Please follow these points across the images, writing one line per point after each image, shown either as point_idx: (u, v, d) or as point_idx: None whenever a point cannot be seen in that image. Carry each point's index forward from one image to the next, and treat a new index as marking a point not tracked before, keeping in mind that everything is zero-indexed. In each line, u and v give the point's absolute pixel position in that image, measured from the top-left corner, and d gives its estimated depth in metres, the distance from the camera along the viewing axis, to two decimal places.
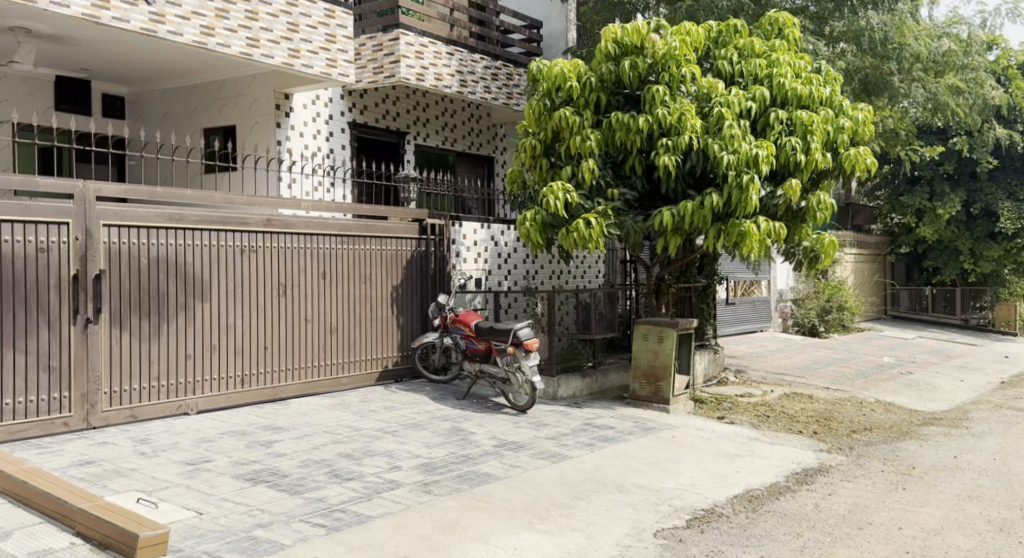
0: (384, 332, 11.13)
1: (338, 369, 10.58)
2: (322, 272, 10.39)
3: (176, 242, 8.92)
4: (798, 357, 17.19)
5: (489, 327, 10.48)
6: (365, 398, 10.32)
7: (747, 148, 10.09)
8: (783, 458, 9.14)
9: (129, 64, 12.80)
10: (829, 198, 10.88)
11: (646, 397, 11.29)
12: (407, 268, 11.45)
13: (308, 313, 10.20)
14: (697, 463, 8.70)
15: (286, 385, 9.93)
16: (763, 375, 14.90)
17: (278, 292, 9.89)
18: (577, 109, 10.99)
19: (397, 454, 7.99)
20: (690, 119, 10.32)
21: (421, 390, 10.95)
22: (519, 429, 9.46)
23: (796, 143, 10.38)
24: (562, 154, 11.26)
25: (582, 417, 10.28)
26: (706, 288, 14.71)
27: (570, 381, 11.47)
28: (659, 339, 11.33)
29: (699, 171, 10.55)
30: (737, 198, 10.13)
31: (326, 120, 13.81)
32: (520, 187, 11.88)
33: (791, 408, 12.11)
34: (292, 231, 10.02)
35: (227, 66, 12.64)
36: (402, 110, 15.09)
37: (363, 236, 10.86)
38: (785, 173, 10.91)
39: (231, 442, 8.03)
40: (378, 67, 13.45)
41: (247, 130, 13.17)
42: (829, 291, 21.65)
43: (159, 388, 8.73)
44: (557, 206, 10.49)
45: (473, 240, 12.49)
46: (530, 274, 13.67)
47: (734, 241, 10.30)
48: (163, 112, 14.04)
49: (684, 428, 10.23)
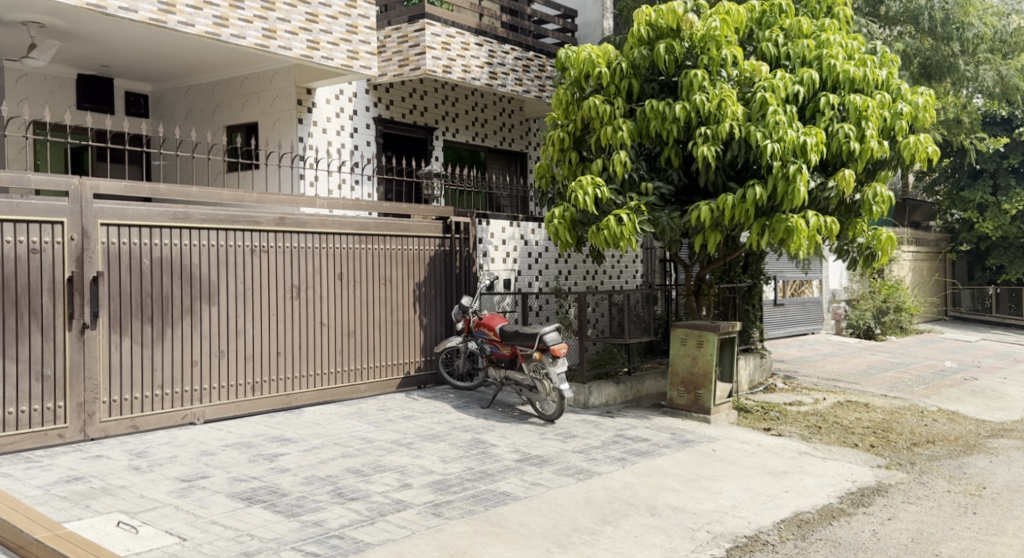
0: (405, 335, 10.57)
1: (357, 376, 10.03)
2: (339, 274, 9.86)
3: (181, 242, 8.40)
4: (853, 361, 16.21)
5: (514, 331, 9.83)
6: (385, 406, 9.74)
7: (794, 136, 9.30)
8: (836, 476, 8.37)
9: (148, 60, 12.40)
10: (886, 190, 10.02)
11: (684, 406, 10.55)
12: (430, 269, 10.89)
13: (324, 317, 9.68)
14: (740, 481, 7.95)
15: (301, 393, 9.39)
16: (814, 381, 14.00)
17: (292, 294, 9.36)
18: (607, 98, 10.31)
19: (409, 470, 7.38)
20: (731, 106, 9.58)
21: (444, 398, 10.35)
22: (545, 441, 8.80)
23: (850, 129, 9.56)
24: (593, 147, 10.58)
25: (615, 428, 9.59)
26: (751, 288, 13.90)
27: (603, 388, 10.76)
28: (699, 343, 10.53)
29: (741, 162, 9.77)
30: (783, 191, 9.36)
31: (350, 115, 13.29)
32: (549, 182, 11.23)
33: (845, 419, 11.23)
34: (306, 229, 9.50)
35: (248, 60, 12.17)
36: (431, 105, 14.52)
37: (382, 234, 10.32)
38: (837, 164, 10.06)
39: (233, 456, 7.47)
40: (403, 59, 12.89)
41: (269, 126, 12.70)
42: (886, 291, 20.55)
43: (163, 397, 8.21)
44: (586, 201, 9.84)
45: (501, 239, 11.88)
46: (562, 274, 13.03)
47: (780, 237, 9.49)
48: (186, 110, 13.63)
49: (726, 440, 9.48)
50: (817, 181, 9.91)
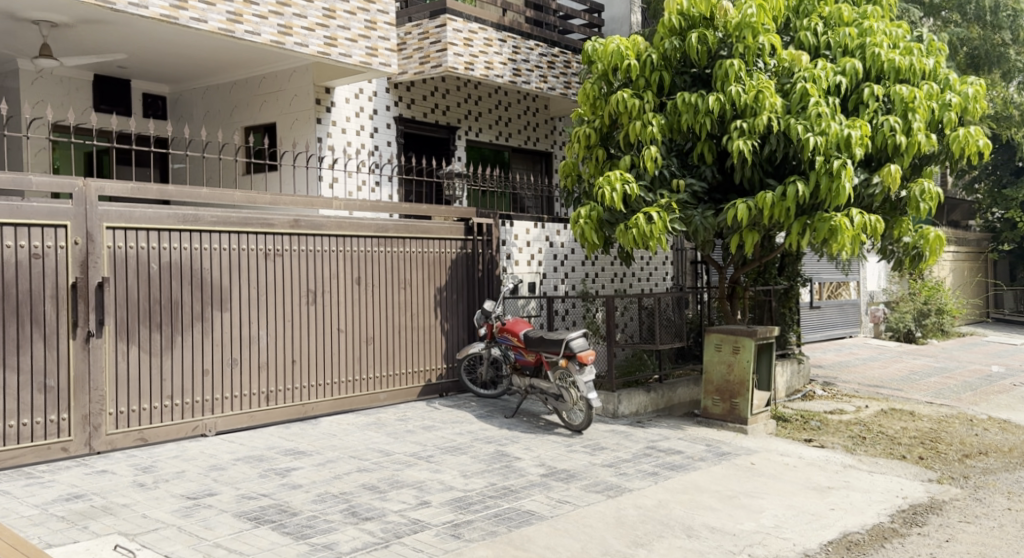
0: (425, 341, 10.21)
1: (376, 384, 9.66)
2: (357, 278, 9.50)
3: (192, 246, 8.03)
4: (894, 366, 15.57)
5: (538, 337, 9.39)
6: (404, 416, 9.34)
7: (837, 128, 8.84)
8: (886, 493, 7.91)
9: (163, 60, 12.09)
10: (934, 187, 9.47)
11: (720, 415, 10.04)
12: (450, 272, 10.54)
13: (342, 323, 9.31)
14: (782, 498, 7.49)
15: (317, 402, 9.02)
16: (854, 388, 13.42)
17: (309, 299, 9.00)
18: (636, 92, 9.87)
19: (428, 486, 6.97)
20: (769, 98, 9.09)
21: (466, 407, 9.95)
22: (573, 454, 8.35)
23: (896, 122, 9.09)
24: (621, 143, 10.14)
25: (646, 439, 9.13)
26: (788, 291, 13.33)
27: (633, 396, 10.29)
28: (735, 350, 10.01)
29: (779, 157, 9.29)
30: (826, 187, 8.90)
31: (370, 115, 12.94)
32: (576, 181, 10.81)
33: (890, 428, 10.75)
34: (323, 232, 9.14)
35: (265, 58, 11.83)
36: (453, 103, 14.13)
37: (401, 237, 9.97)
38: (882, 159, 9.55)
39: (244, 470, 7.08)
40: (424, 57, 12.52)
41: (287, 127, 12.38)
42: (926, 292, 19.82)
43: (172, 408, 7.85)
44: (614, 198, 9.42)
45: (524, 241, 11.53)
46: (589, 277, 12.62)
47: (823, 237, 8.99)
48: (204, 111, 13.34)
49: (764, 452, 8.99)
50: (861, 177, 9.41)
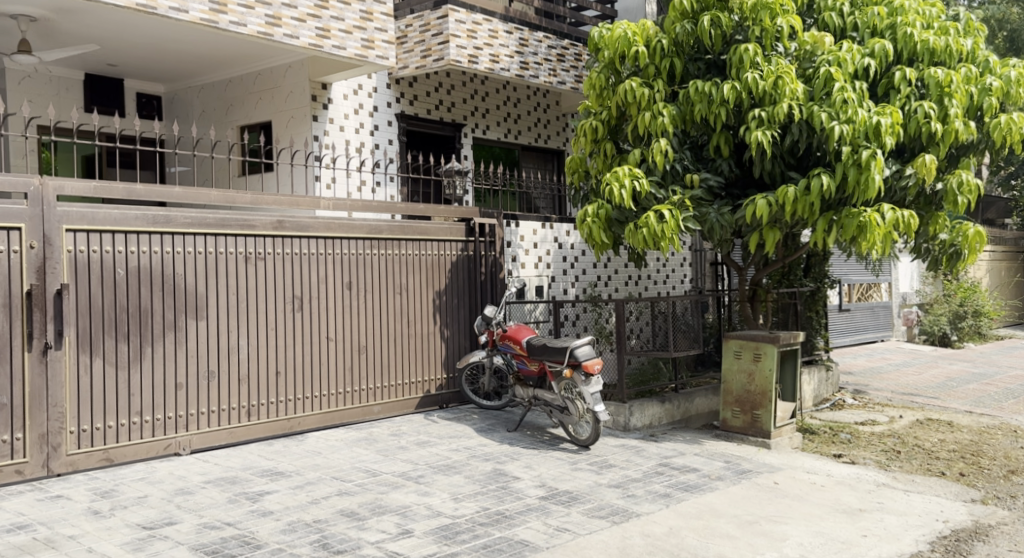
0: (422, 349, 9.58)
1: (370, 395, 9.01)
2: (348, 282, 8.87)
3: (163, 249, 7.41)
4: (929, 372, 14.71)
5: (541, 345, 8.75)
6: (398, 431, 8.68)
7: (866, 115, 8.12)
8: (924, 515, 7.21)
9: (153, 57, 11.55)
10: (973, 178, 8.72)
11: (740, 429, 9.32)
12: (450, 275, 9.91)
13: (331, 331, 8.67)
14: (808, 523, 6.80)
15: (304, 417, 8.38)
16: (887, 396, 12.61)
17: (295, 306, 8.36)
18: (645, 81, 9.19)
19: (413, 512, 6.30)
20: (789, 84, 8.38)
21: (466, 421, 9.29)
22: (577, 473, 7.65)
23: (931, 108, 8.35)
24: (630, 136, 9.47)
25: (658, 456, 8.44)
26: (815, 293, 12.54)
27: (645, 408, 9.60)
28: (756, 357, 9.27)
29: (802, 147, 8.56)
30: (855, 180, 8.17)
31: (370, 112, 12.32)
32: (583, 178, 10.16)
33: (926, 441, 10.00)
34: (310, 234, 8.50)
35: (259, 53, 11.25)
36: (459, 99, 13.52)
37: (396, 238, 9.34)
38: (914, 149, 8.83)
39: (212, 494, 6.39)
40: (426, 50, 11.90)
41: (282, 125, 11.79)
42: (962, 294, 18.84)
43: (142, 425, 7.22)
44: (623, 196, 8.77)
45: (531, 242, 11.16)
46: (601, 280, 12.15)
47: (851, 235, 8.27)
48: (199, 109, 12.74)
49: (789, 470, 8.25)
50: (893, 168, 8.69)
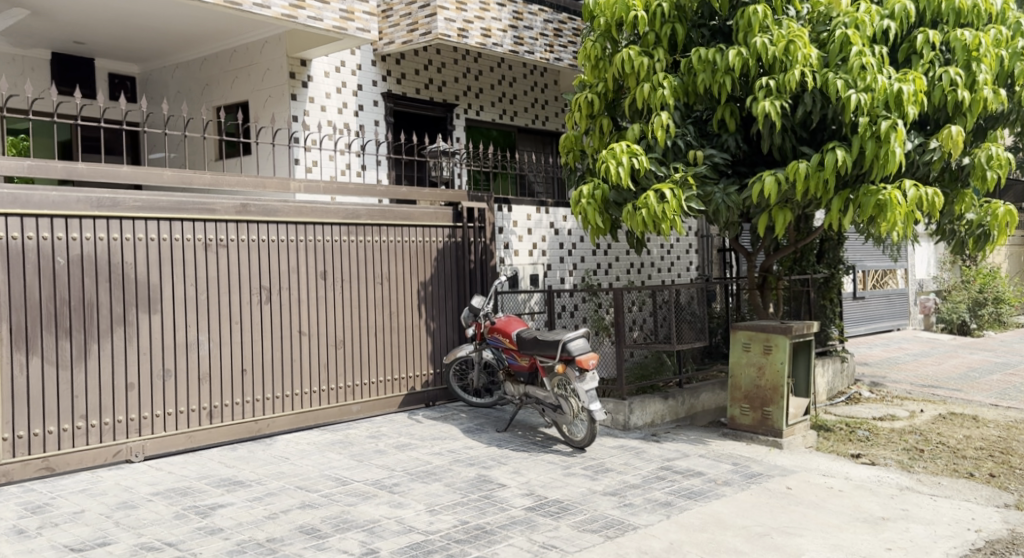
0: (406, 343, 8.88)
1: (348, 394, 8.32)
2: (323, 272, 8.16)
3: (109, 235, 6.71)
4: (950, 362, 13.95)
5: (532, 338, 8.06)
6: (378, 431, 7.98)
7: (885, 82, 7.40)
8: (955, 524, 6.48)
9: (121, 33, 10.86)
10: (1003, 151, 7.99)
11: (749, 427, 8.63)
12: (436, 264, 9.22)
13: (304, 325, 7.97)
14: (825, 535, 6.08)
15: (275, 418, 7.68)
16: (906, 388, 11.87)
17: (263, 298, 7.66)
18: (645, 50, 8.48)
19: (381, 527, 5.60)
20: (802, 48, 7.63)
21: (454, 420, 8.61)
22: (570, 479, 6.95)
23: (957, 74, 7.68)
24: (628, 111, 8.76)
25: (660, 458, 7.74)
26: (829, 280, 11.78)
27: (646, 405, 8.91)
28: (766, 350, 8.55)
29: (816, 119, 7.83)
30: (872, 153, 7.42)
31: (354, 91, 11.61)
32: (578, 158, 9.45)
33: (951, 438, 9.27)
34: (278, 219, 7.79)
35: (233, 27, 10.55)
36: (450, 78, 12.83)
37: (376, 224, 8.63)
38: (939, 121, 8.14)
39: (156, 508, 5.69)
40: (413, 23, 11.19)
41: (260, 105, 11.08)
42: (981, 280, 18.07)
43: (88, 429, 6.54)
44: (620, 174, 8.07)
45: (525, 228, 10.48)
46: (601, 267, 11.48)
47: (869, 215, 7.54)
48: (175, 89, 12.01)
49: (803, 473, 7.54)
50: (915, 141, 7.98)
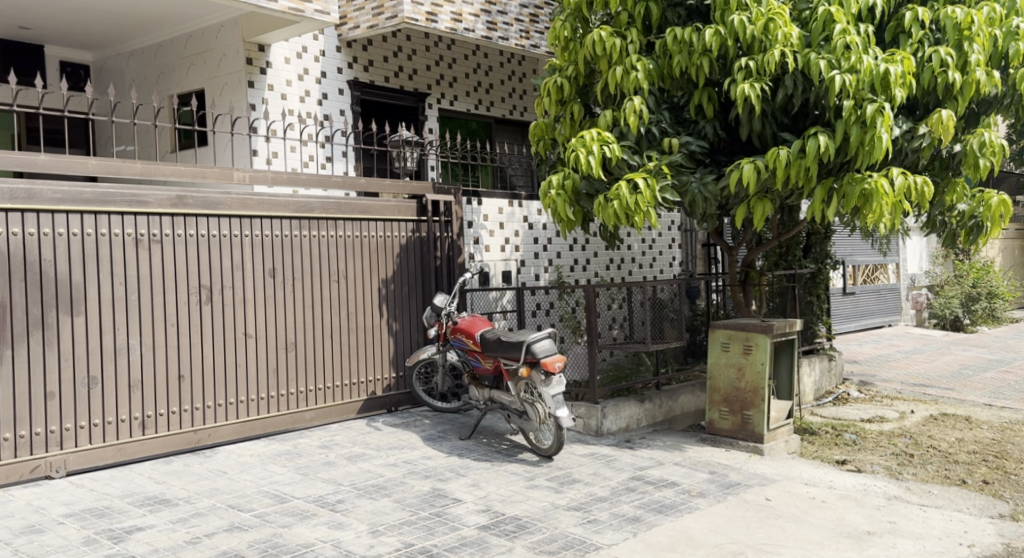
0: (365, 345, 8.36)
1: (301, 400, 7.80)
2: (271, 269, 7.64)
3: (27, 230, 6.20)
4: (942, 359, 13.47)
5: (495, 339, 7.55)
6: (332, 440, 7.46)
7: (871, 62, 6.91)
8: (946, 538, 5.99)
9: (68, 19, 10.34)
10: (997, 137, 7.50)
11: (728, 432, 8.14)
12: (398, 260, 8.70)
13: (250, 327, 7.45)
14: (805, 553, 5.58)
15: (218, 427, 7.17)
16: (897, 388, 11.38)
17: (203, 298, 7.14)
18: (617, 30, 7.97)
19: (315, 552, 5.09)
20: (782, 27, 7.16)
21: (415, 427, 8.09)
22: (531, 493, 6.44)
23: (948, 54, 7.22)
24: (600, 96, 8.25)
25: (631, 468, 7.24)
26: (816, 276, 11.26)
27: (620, 408, 8.42)
28: (746, 350, 8.05)
29: (798, 103, 7.34)
30: (857, 139, 6.93)
31: (317, 78, 11.08)
32: (549, 147, 8.92)
33: (943, 441, 8.78)
34: (221, 212, 7.27)
35: (185, 10, 10.05)
36: (422, 66, 12.31)
37: (330, 218, 8.12)
38: (929, 105, 7.65)
39: (66, 532, 5.18)
40: (378, 7, 10.70)
41: (217, 93, 10.57)
42: (974, 274, 17.62)
43: (5, 441, 6.05)
44: (590, 163, 7.55)
45: (496, 222, 9.97)
46: (578, 263, 10.98)
47: (854, 206, 7.04)
48: (132, 77, 11.49)
49: (785, 482, 7.04)
50: (903, 126, 7.51)
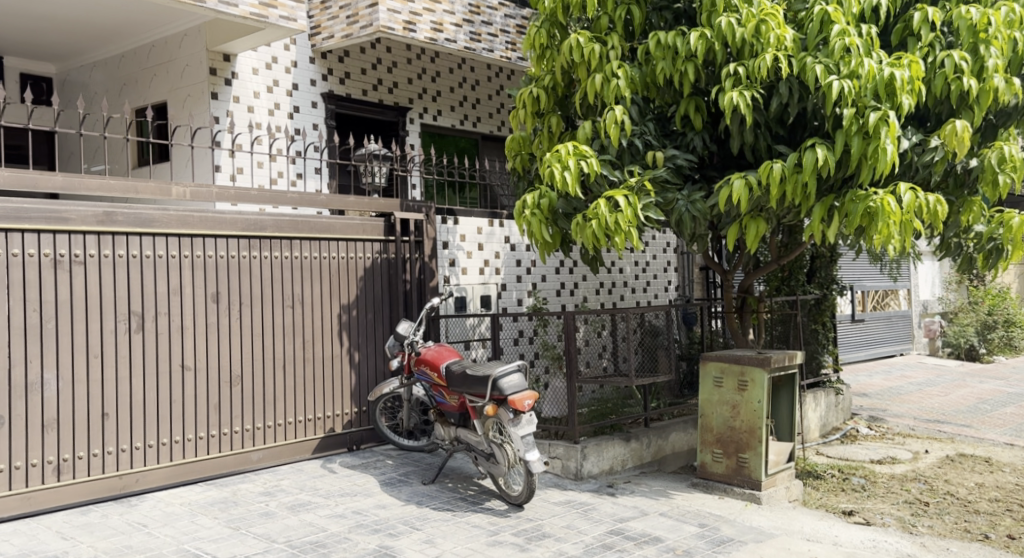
0: (323, 377, 7.62)
1: (246, 440, 7.05)
2: (214, 294, 6.92)
3: None
4: (957, 393, 12.61)
5: (460, 372, 6.80)
6: (278, 485, 6.70)
7: (874, 66, 6.20)
8: None
9: (20, 28, 9.73)
10: (1019, 150, 6.74)
11: (722, 476, 7.35)
12: (362, 284, 7.97)
13: (188, 359, 6.70)
14: None
15: (148, 472, 6.43)
16: (910, 424, 10.55)
17: (133, 326, 6.41)
18: (597, 35, 7.29)
19: None
20: (775, 29, 6.47)
21: (375, 468, 7.33)
22: (493, 551, 5.67)
23: (962, 58, 6.48)
24: (581, 106, 7.55)
25: (611, 519, 6.45)
26: (821, 302, 10.47)
27: (602, 448, 7.63)
28: (741, 385, 7.27)
29: (794, 113, 6.62)
30: (860, 152, 6.19)
31: (288, 90, 10.41)
32: (527, 162, 8.16)
33: (961, 487, 7.95)
34: (158, 230, 6.58)
35: (143, 17, 9.42)
36: (402, 79, 11.64)
37: (285, 237, 7.41)
38: (942, 115, 6.92)
39: None
40: (353, 15, 10.06)
41: (179, 105, 9.92)
42: (990, 301, 16.70)
43: None
44: (565, 179, 6.83)
45: (475, 242, 9.24)
46: (564, 288, 10.23)
47: (858, 226, 6.29)
48: (94, 89, 10.85)
49: (783, 538, 6.24)
50: (913, 139, 6.77)
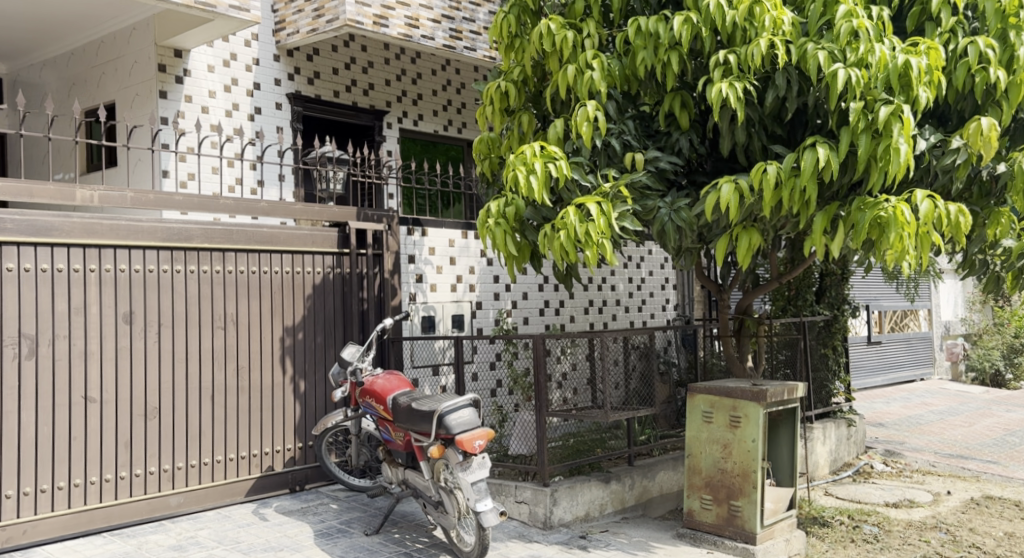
0: (261, 408, 6.74)
1: (164, 481, 6.18)
2: (127, 313, 6.06)
3: None
4: (983, 423, 11.57)
5: (406, 406, 5.89)
6: (194, 537, 5.83)
7: (886, 52, 5.28)
8: None
9: None
10: None
11: (711, 526, 6.39)
12: (309, 302, 7.08)
13: (93, 389, 5.84)
14: None
15: (40, 520, 5.59)
16: (930, 459, 9.55)
17: (24, 351, 5.58)
18: (571, 22, 6.42)
19: None
20: (771, 11, 5.59)
21: (314, 513, 6.43)
22: None
23: (989, 46, 5.54)
24: (554, 101, 6.66)
25: None
26: (831, 323, 9.49)
27: (575, 491, 6.70)
28: (732, 422, 6.33)
29: (794, 107, 5.69)
30: (868, 152, 5.26)
31: (248, 90, 9.58)
32: (497, 168, 7.21)
33: (988, 538, 6.96)
34: (61, 241, 5.75)
35: (84, 11, 8.64)
36: (378, 80, 10.80)
37: (216, 249, 6.54)
38: (968, 112, 5.97)
39: None
40: (319, 8, 9.24)
41: (127, 105, 9.14)
42: (1017, 322, 15.34)
43: None
44: (528, 183, 5.93)
45: (446, 256, 8.33)
46: (547, 307, 9.31)
47: (866, 239, 5.36)
48: (44, 90, 10.07)
49: None
50: (931, 139, 5.83)
